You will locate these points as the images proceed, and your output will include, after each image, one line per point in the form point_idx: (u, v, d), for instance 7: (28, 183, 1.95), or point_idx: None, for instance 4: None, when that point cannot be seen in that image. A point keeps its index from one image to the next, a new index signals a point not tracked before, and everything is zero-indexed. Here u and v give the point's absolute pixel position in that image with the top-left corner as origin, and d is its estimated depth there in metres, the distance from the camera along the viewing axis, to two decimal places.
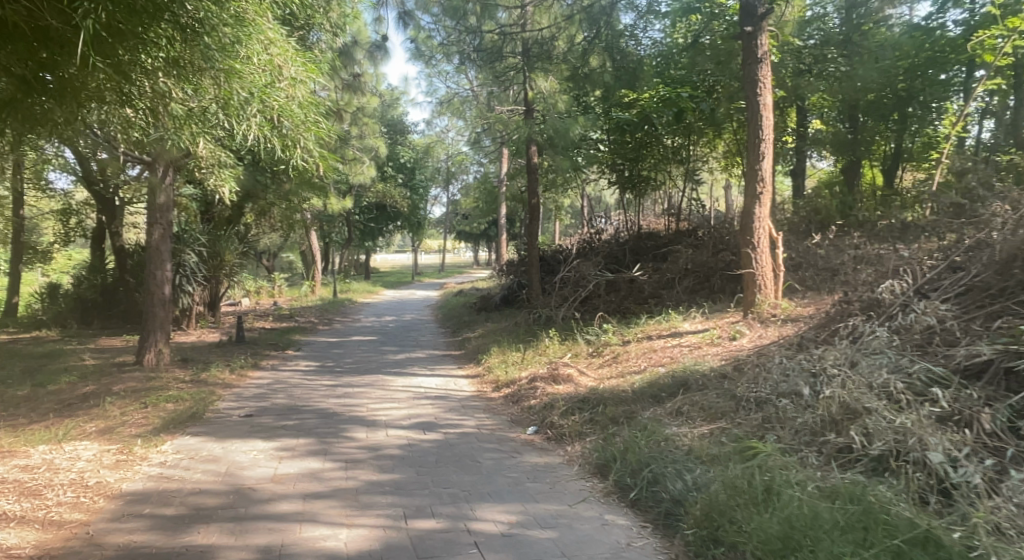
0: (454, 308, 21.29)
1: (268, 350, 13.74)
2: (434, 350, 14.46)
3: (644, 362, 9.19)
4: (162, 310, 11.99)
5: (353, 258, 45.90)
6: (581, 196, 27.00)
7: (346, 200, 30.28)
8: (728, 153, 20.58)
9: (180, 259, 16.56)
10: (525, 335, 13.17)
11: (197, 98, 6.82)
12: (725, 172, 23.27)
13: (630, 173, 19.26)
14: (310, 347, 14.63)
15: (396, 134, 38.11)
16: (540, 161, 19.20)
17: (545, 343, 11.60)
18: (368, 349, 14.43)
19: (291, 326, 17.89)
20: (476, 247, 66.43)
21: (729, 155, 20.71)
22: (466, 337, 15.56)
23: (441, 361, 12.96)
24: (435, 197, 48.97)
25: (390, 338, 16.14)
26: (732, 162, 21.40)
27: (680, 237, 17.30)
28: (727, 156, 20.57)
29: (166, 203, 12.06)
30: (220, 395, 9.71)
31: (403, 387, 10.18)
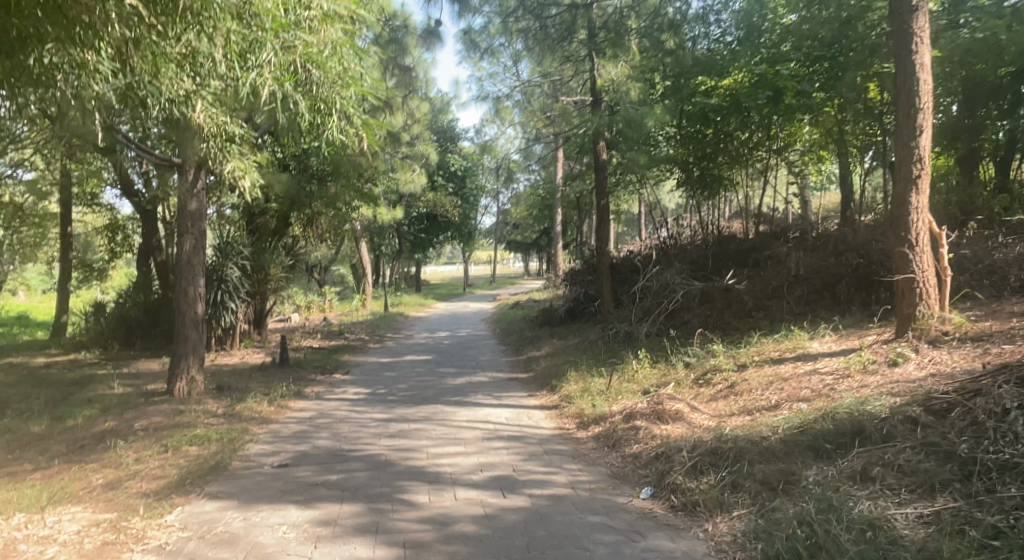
0: (515, 322, 19.50)
1: (313, 373, 12.23)
2: (500, 372, 12.69)
3: (776, 397, 7.31)
4: (195, 333, 10.13)
5: (403, 271, 44.47)
6: (646, 199, 25.10)
7: (396, 209, 28.88)
8: (812, 145, 18.42)
9: (221, 274, 14.64)
10: (606, 353, 11.34)
11: (181, 32, 6.32)
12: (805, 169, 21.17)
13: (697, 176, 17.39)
14: (359, 369, 13.07)
15: (446, 142, 36.79)
16: (609, 159, 17.30)
17: (634, 367, 9.72)
18: (425, 371, 12.74)
19: (341, 345, 16.34)
20: (527, 259, 64.80)
21: (813, 147, 18.54)
22: (533, 356, 13.77)
23: (510, 386, 11.15)
24: (485, 207, 47.54)
25: (448, 358, 14.45)
26: (816, 156, 19.23)
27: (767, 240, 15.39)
28: (811, 150, 18.45)
29: (200, 210, 10.25)
30: (253, 433, 8.10)
31: (471, 423, 8.42)
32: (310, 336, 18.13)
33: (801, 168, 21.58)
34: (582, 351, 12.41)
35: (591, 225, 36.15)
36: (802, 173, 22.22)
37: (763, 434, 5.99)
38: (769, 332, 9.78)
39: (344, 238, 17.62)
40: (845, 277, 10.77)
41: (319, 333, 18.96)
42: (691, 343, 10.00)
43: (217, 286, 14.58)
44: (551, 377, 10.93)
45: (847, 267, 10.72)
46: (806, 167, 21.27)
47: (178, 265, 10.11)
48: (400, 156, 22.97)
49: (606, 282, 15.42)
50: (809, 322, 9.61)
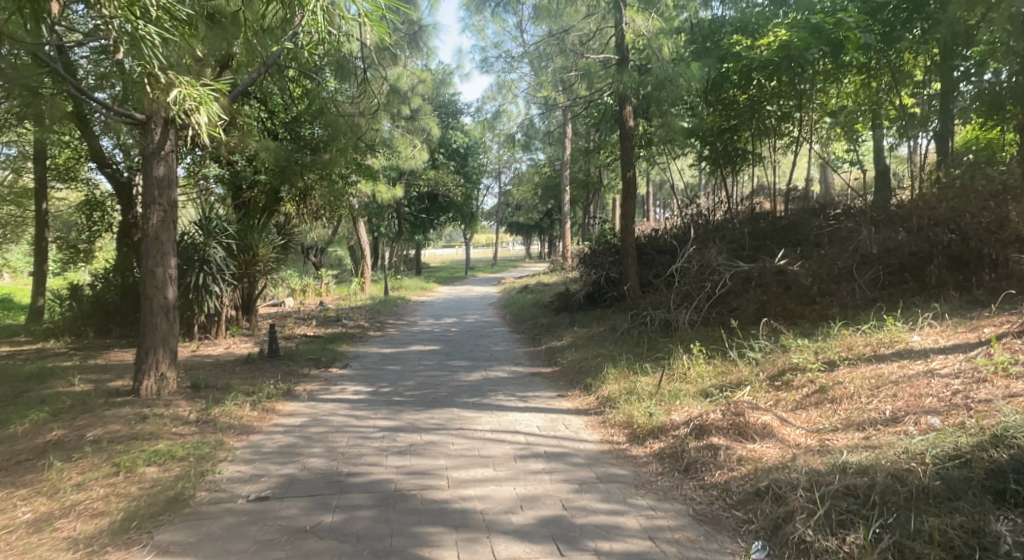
0: (527, 307, 17.91)
1: (306, 365, 10.66)
2: (520, 364, 11.12)
3: (891, 408, 5.88)
4: (165, 321, 8.50)
5: (403, 253, 42.74)
6: (662, 175, 23.49)
7: (395, 187, 27.27)
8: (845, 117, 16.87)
9: (204, 254, 13.03)
10: (649, 344, 9.78)
11: None
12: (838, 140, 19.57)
13: (724, 148, 15.85)
14: (359, 361, 11.51)
15: (448, 117, 35.03)
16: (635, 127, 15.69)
17: (687, 362, 8.19)
18: (434, 364, 11.17)
19: (340, 332, 14.78)
20: (529, 241, 63.18)
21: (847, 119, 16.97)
22: (556, 346, 12.20)
23: (536, 382, 9.58)
24: (487, 187, 45.88)
25: (459, 348, 12.89)
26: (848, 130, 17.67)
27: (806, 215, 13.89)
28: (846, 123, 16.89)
29: (170, 177, 8.61)
30: (230, 447, 6.49)
31: (498, 434, 6.85)
32: (303, 323, 16.51)
33: (831, 141, 19.98)
34: (614, 340, 10.86)
35: (598, 204, 34.51)
36: (830, 146, 20.64)
37: (909, 465, 4.54)
38: (850, 323, 8.32)
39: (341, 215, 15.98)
40: (935, 256, 9.34)
41: (314, 320, 17.35)
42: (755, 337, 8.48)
43: (198, 268, 13.03)
44: (586, 371, 9.34)
45: (936, 244, 9.27)
46: (832, 139, 19.68)
47: (144, 241, 8.46)
48: (399, 130, 21.28)
49: (635, 264, 13.84)
50: (900, 313, 8.17)
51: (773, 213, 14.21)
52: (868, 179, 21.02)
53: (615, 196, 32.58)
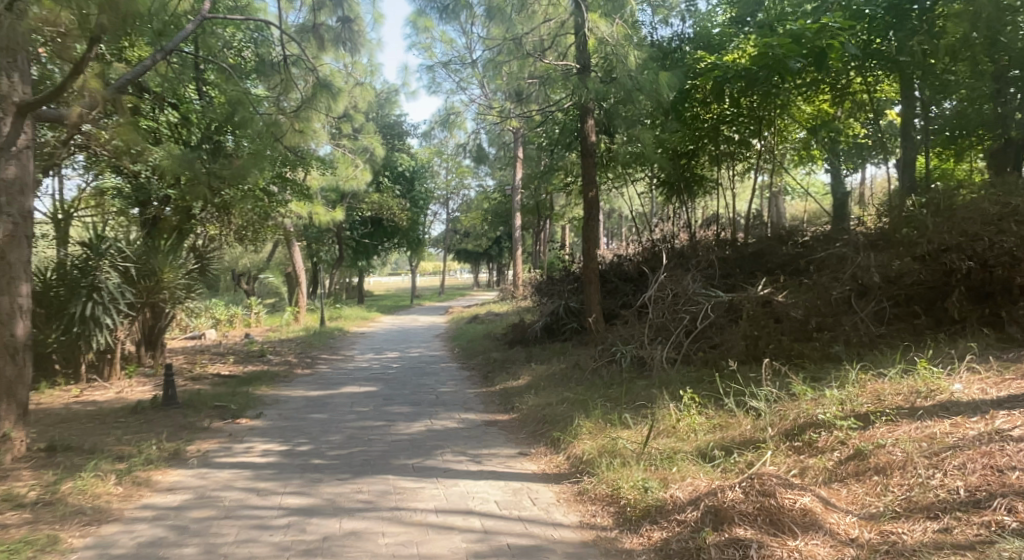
0: (476, 340, 16.26)
1: (208, 416, 8.82)
2: (469, 410, 9.49)
3: (965, 484, 4.34)
4: (11, 366, 6.68)
5: (346, 280, 40.78)
6: (620, 199, 22.26)
7: (335, 210, 25.43)
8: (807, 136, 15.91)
9: (94, 281, 11.19)
10: (620, 389, 8.26)
11: None
12: (804, 162, 18.59)
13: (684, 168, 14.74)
14: (277, 407, 9.71)
15: (394, 138, 33.33)
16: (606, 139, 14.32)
17: (672, 414, 6.63)
18: (367, 411, 9.44)
19: (262, 371, 12.92)
20: (478, 269, 61.63)
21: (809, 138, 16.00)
22: (510, 388, 10.60)
23: (488, 435, 7.95)
24: (434, 213, 44.24)
25: (397, 390, 11.17)
26: (812, 151, 16.65)
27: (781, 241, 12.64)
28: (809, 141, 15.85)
29: (23, 181, 6.83)
30: (67, 548, 4.70)
31: (440, 518, 5.19)
32: (220, 360, 14.56)
33: (795, 165, 19.03)
34: (578, 383, 9.31)
35: (551, 231, 33.11)
36: (792, 171, 19.67)
37: None
38: (867, 365, 6.84)
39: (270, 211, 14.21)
40: (954, 286, 7.99)
41: (236, 356, 15.40)
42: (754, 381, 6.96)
43: (85, 296, 11.14)
44: (550, 424, 7.75)
45: (953, 271, 7.94)
46: (794, 163, 18.72)
47: None
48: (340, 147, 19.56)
49: (596, 294, 12.41)
50: (929, 353, 6.73)
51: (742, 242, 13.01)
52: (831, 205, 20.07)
53: (568, 222, 31.24)
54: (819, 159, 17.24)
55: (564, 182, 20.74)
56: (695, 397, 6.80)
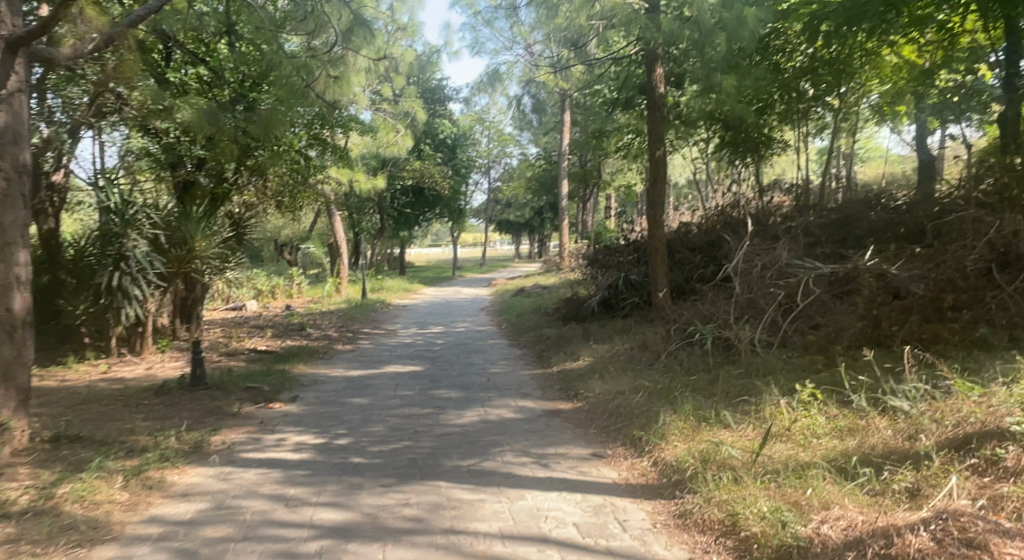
0: (526, 315, 15.17)
1: (236, 399, 7.85)
2: (527, 395, 8.39)
3: None
4: (9, 345, 5.75)
5: (387, 252, 39.97)
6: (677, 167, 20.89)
7: (376, 177, 24.44)
8: (883, 96, 14.39)
9: (121, 249, 10.30)
10: (711, 380, 7.14)
11: None
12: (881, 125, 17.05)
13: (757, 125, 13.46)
14: (314, 389, 8.73)
15: (435, 104, 32.14)
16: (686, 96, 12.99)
17: (792, 421, 5.57)
18: (413, 395, 8.42)
19: (299, 347, 12.02)
20: (519, 241, 60.40)
21: (886, 99, 14.48)
22: (571, 370, 9.49)
23: (554, 428, 6.84)
24: (476, 183, 43.07)
25: (445, 370, 10.14)
26: (889, 113, 15.13)
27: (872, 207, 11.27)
28: (884, 103, 14.30)
29: (17, 130, 5.88)
30: None
31: (511, 549, 4.15)
32: (256, 335, 13.70)
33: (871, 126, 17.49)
34: (654, 368, 8.16)
35: (597, 200, 31.80)
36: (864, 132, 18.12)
37: None
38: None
39: (305, 174, 13.25)
40: None
41: (273, 330, 14.54)
42: (888, 378, 5.83)
43: (111, 266, 10.26)
44: (629, 417, 6.63)
45: None
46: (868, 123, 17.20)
47: None
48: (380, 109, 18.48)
49: (663, 264, 11.22)
50: None
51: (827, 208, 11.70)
52: (906, 169, 18.49)
53: (616, 190, 29.90)
54: (897, 118, 15.72)
55: (616, 146, 19.41)
56: (818, 396, 5.71)
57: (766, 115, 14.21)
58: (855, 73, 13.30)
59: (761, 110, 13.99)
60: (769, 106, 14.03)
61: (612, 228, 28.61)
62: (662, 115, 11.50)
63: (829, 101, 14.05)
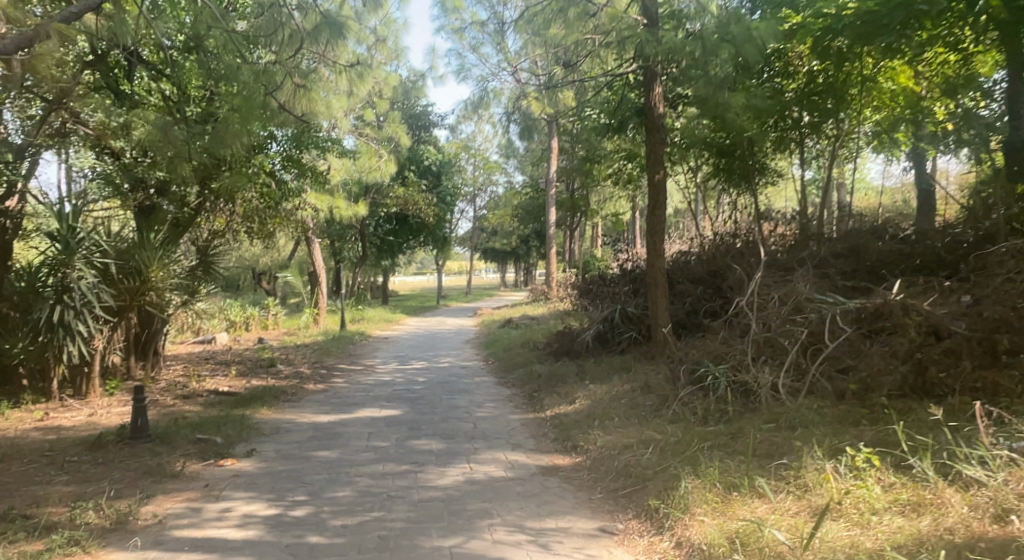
0: (514, 350, 14.16)
1: (180, 457, 6.80)
2: (519, 446, 7.38)
3: None
4: None
5: (369, 280, 38.91)
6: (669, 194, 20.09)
7: (357, 204, 23.45)
8: (878, 126, 13.60)
9: (65, 282, 9.25)
10: (733, 433, 6.19)
11: None
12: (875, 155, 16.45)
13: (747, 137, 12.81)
14: (275, 440, 7.67)
15: (420, 131, 31.25)
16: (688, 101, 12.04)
17: (844, 492, 4.68)
18: (387, 447, 7.39)
19: (265, 387, 10.95)
20: (505, 269, 59.43)
21: (882, 129, 13.70)
22: (565, 415, 8.49)
23: (553, 491, 5.82)
24: (461, 210, 42.17)
25: (425, 415, 9.11)
26: (886, 140, 14.39)
27: (879, 236, 10.52)
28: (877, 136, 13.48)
29: None
30: None
31: None
32: (220, 372, 12.62)
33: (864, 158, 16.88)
34: (661, 415, 7.22)
35: (585, 229, 30.95)
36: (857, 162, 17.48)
37: None
38: None
39: (273, 195, 12.36)
40: None
41: (239, 368, 13.42)
42: (955, 441, 5.00)
43: (52, 300, 9.20)
44: (642, 482, 5.64)
45: None
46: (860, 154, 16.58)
47: None
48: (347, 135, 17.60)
49: (664, 298, 10.25)
50: None
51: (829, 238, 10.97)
52: (905, 198, 17.78)
53: (604, 219, 29.12)
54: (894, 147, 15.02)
55: (608, 172, 18.55)
56: (875, 462, 4.82)
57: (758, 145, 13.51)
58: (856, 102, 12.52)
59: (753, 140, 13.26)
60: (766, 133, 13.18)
61: (600, 257, 27.73)
62: (665, 134, 10.33)
63: (829, 129, 13.21)
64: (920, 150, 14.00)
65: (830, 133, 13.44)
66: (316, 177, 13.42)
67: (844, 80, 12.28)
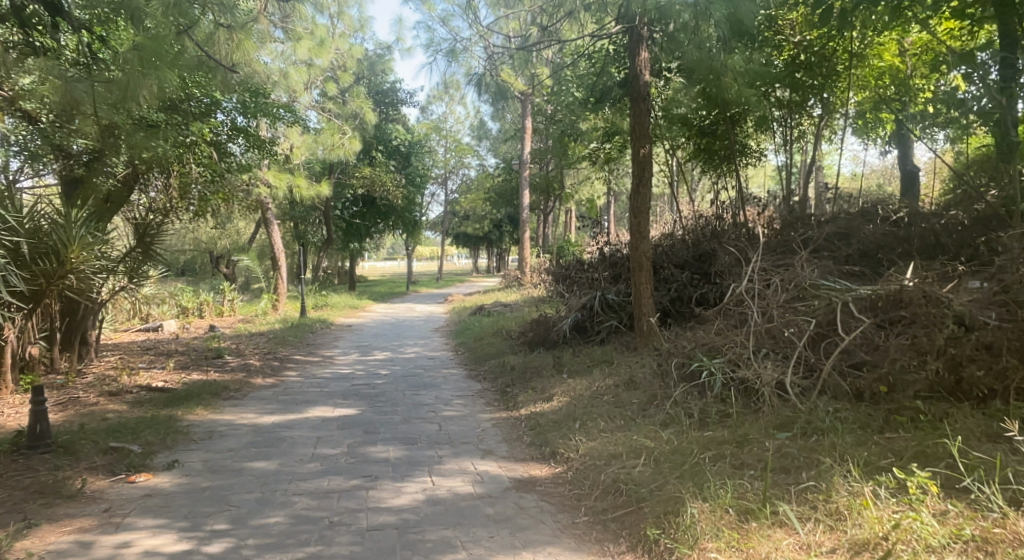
0: (485, 340, 13.15)
1: (85, 473, 5.74)
2: (490, 453, 6.39)
3: None
4: None
5: (337, 265, 37.68)
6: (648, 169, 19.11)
7: (320, 184, 22.16)
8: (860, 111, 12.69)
9: None
10: (740, 440, 5.24)
11: None
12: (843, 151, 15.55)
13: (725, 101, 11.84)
14: (206, 449, 6.61)
15: (388, 109, 29.89)
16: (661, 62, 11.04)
17: (891, 524, 3.87)
18: (334, 455, 6.36)
19: (205, 383, 9.87)
20: (478, 255, 58.32)
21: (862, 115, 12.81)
22: (539, 415, 7.52)
23: (530, 513, 4.84)
24: (431, 193, 40.99)
25: (382, 413, 8.10)
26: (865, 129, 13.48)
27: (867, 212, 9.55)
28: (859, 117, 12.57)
29: None
30: None
31: None
32: (158, 366, 11.50)
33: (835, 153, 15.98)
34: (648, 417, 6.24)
35: (558, 213, 29.96)
36: (830, 155, 16.56)
37: None
38: None
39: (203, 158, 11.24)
40: None
41: (182, 360, 12.29)
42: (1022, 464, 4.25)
43: None
44: (635, 505, 4.70)
45: None
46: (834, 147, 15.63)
47: None
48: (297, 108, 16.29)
49: (650, 284, 9.28)
50: None
51: (815, 217, 10.01)
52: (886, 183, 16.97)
53: (578, 203, 28.11)
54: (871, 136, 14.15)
55: (585, 152, 17.54)
56: (931, 488, 4.01)
57: (743, 122, 12.56)
58: (846, 84, 11.62)
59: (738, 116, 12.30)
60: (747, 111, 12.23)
61: (575, 242, 26.74)
62: (650, 104, 9.22)
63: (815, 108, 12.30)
64: (900, 133, 13.16)
65: (814, 111, 12.54)
66: (254, 143, 12.34)
67: (832, 54, 11.38)
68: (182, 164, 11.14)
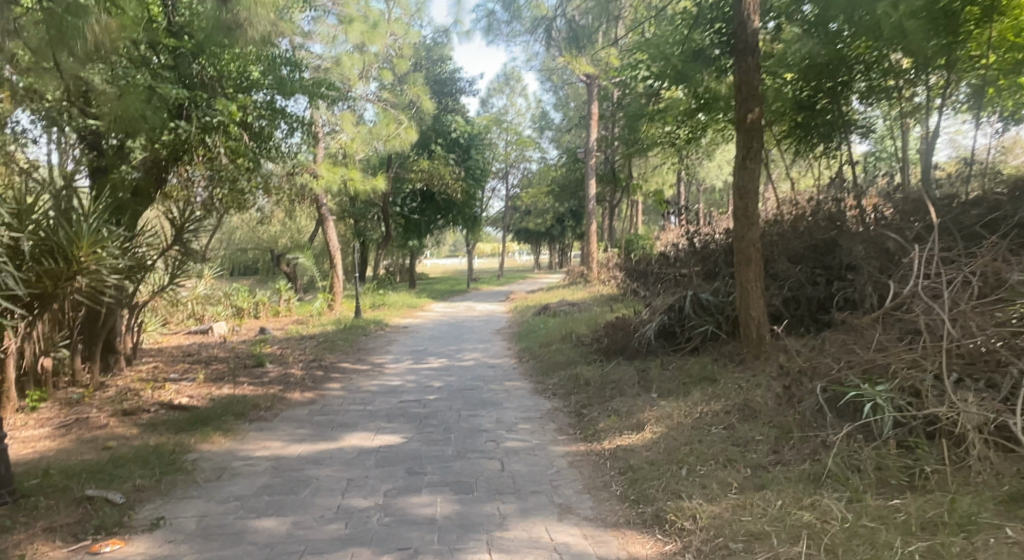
0: (554, 346, 11.54)
1: (41, 539, 4.43)
2: (570, 513, 4.77)
3: None
4: None
5: (397, 262, 36.55)
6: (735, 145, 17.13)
7: (376, 177, 20.86)
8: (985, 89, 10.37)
9: None
10: (963, 522, 3.95)
11: None
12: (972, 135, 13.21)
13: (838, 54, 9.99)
14: (207, 497, 5.21)
15: (447, 99, 28.48)
16: None
17: None
18: (363, 512, 4.90)
19: (234, 399, 8.55)
20: (541, 252, 56.65)
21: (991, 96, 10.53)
22: (628, 451, 5.90)
23: None
24: (493, 188, 39.57)
25: (432, 444, 6.59)
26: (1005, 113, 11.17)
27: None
28: (989, 91, 10.32)
29: None
30: None
31: None
32: (191, 377, 10.25)
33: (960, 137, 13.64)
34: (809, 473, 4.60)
35: (626, 205, 28.10)
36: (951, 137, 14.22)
37: None
38: None
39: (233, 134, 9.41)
40: None
41: (218, 369, 11.05)
42: None
43: None
44: None
45: None
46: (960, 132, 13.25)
47: None
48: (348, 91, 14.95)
49: (760, 284, 7.55)
50: None
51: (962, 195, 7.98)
52: None
53: (649, 193, 26.18)
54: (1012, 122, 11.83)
55: (664, 133, 15.70)
56: None
57: (854, 89, 10.59)
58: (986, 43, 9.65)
59: (847, 83, 10.42)
60: (854, 79, 10.39)
61: (646, 236, 24.87)
62: (758, 59, 7.43)
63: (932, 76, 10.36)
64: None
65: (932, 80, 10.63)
66: (290, 130, 11.07)
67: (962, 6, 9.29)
68: (208, 147, 9.42)
